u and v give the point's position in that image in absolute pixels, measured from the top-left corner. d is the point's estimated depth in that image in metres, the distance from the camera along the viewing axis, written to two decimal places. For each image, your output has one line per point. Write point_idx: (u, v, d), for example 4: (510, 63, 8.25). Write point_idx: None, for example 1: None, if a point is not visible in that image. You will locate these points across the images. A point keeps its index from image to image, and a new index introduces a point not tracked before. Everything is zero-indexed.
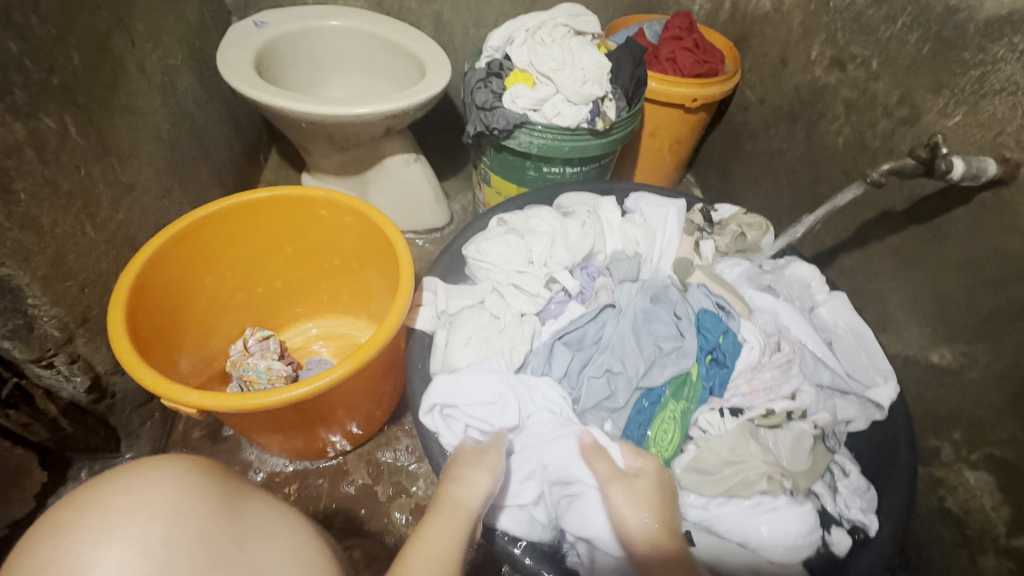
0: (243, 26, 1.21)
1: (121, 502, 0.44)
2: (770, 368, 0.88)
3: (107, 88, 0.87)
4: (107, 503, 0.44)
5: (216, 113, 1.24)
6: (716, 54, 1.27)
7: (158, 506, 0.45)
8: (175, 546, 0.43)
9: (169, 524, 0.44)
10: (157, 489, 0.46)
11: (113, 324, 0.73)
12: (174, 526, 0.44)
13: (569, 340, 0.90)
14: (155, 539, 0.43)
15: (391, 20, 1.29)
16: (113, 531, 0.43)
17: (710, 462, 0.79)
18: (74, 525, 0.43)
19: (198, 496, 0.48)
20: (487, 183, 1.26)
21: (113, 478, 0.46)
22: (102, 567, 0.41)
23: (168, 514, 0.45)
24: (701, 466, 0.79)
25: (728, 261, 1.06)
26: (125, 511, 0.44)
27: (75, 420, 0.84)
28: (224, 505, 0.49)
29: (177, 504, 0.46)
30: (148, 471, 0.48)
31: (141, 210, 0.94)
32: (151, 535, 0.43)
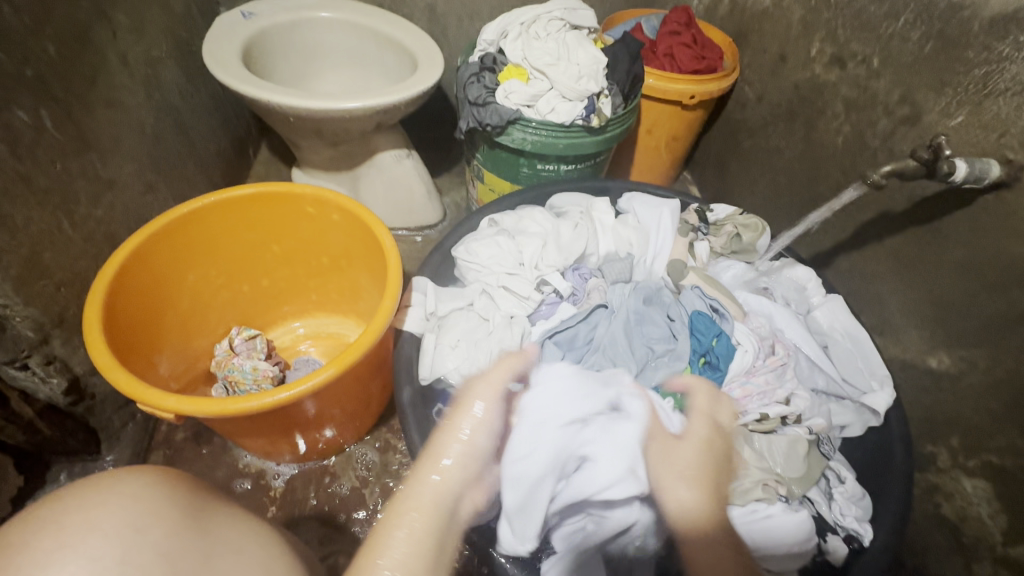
0: (231, 17, 1.18)
1: (77, 519, 0.42)
2: (764, 373, 0.86)
3: (86, 81, 0.84)
4: (62, 521, 0.41)
5: (203, 107, 1.22)
6: (715, 50, 1.25)
7: (118, 522, 0.42)
8: (134, 564, 0.40)
9: (129, 541, 0.42)
10: (117, 505, 0.44)
11: (89, 326, 0.70)
12: (133, 542, 0.42)
13: (560, 340, 0.89)
14: (113, 558, 0.40)
15: (383, 12, 1.26)
16: (67, 549, 0.40)
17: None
18: (26, 546, 0.40)
19: (162, 509, 0.45)
20: (480, 180, 1.24)
21: (71, 495, 0.44)
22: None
23: (127, 530, 0.42)
24: None
25: (722, 262, 1.04)
26: (81, 529, 0.41)
27: (54, 424, 0.81)
28: (191, 521, 0.46)
29: (136, 518, 0.43)
30: (107, 486, 0.45)
31: (123, 206, 0.91)
32: (107, 553, 0.40)
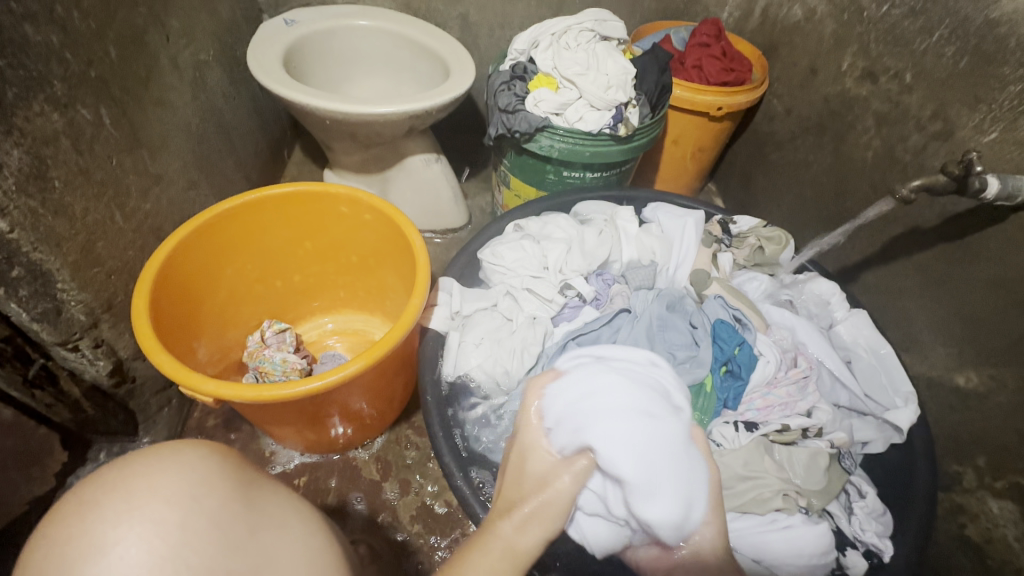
0: (274, 23, 1.24)
1: (141, 483, 0.45)
2: (786, 385, 0.85)
3: (142, 81, 0.89)
4: (130, 484, 0.45)
5: (244, 108, 1.27)
6: (743, 63, 1.26)
7: (178, 488, 0.46)
8: (194, 528, 0.45)
9: (188, 508, 0.45)
10: (178, 471, 0.47)
11: (137, 313, 0.74)
12: (191, 509, 0.45)
13: (583, 342, 0.87)
14: (172, 523, 0.44)
15: (418, 21, 1.30)
16: (134, 511, 0.44)
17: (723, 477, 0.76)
18: (97, 503, 0.44)
19: (216, 479, 0.49)
20: (506, 185, 1.26)
21: (136, 459, 0.47)
22: (122, 546, 0.42)
23: (187, 497, 0.46)
24: None
25: (746, 274, 1.04)
26: (146, 491, 0.45)
27: (96, 403, 0.86)
28: (244, 490, 0.50)
29: (195, 488, 0.47)
30: (169, 452, 0.48)
31: (168, 200, 0.96)
32: (169, 518, 0.44)
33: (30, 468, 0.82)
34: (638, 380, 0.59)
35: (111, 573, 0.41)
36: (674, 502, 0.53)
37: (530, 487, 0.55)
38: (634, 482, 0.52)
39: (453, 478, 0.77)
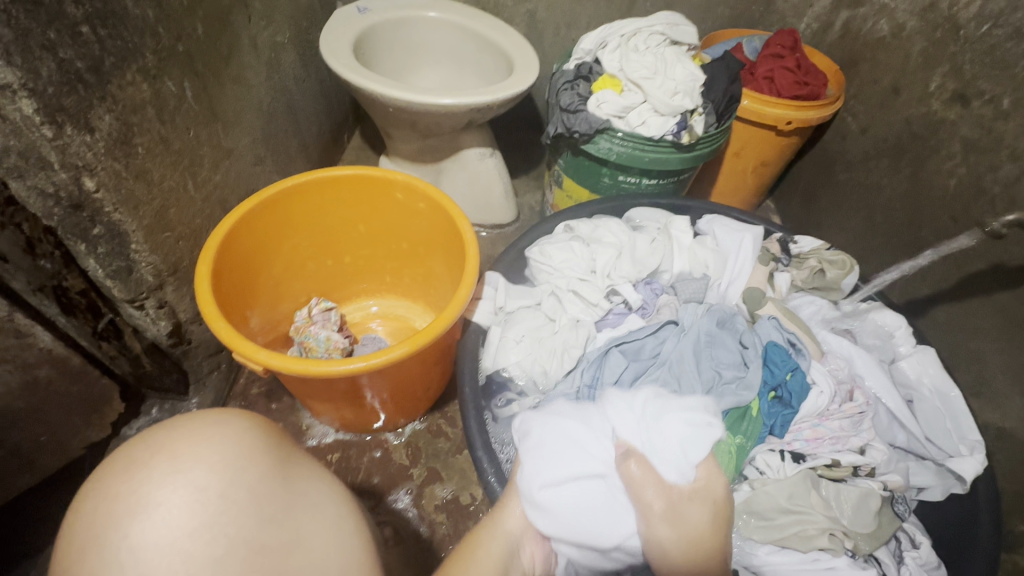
0: (348, 10, 1.27)
1: (187, 448, 0.47)
2: (839, 418, 0.80)
3: (223, 59, 0.93)
4: (178, 449, 0.47)
5: (312, 91, 1.31)
6: (819, 77, 1.20)
7: (220, 459, 0.47)
8: (232, 499, 0.46)
9: (230, 477, 0.47)
10: (221, 443, 0.49)
11: (200, 278, 0.78)
12: (231, 480, 0.47)
13: (626, 350, 0.85)
14: (214, 490, 0.46)
15: (486, 16, 1.30)
16: (180, 476, 0.45)
17: (766, 507, 0.72)
18: (145, 463, 0.46)
19: (257, 452, 0.50)
20: (558, 185, 1.25)
21: (184, 426, 0.49)
22: (164, 508, 0.43)
23: (228, 467, 0.47)
24: (754, 509, 0.73)
25: (803, 297, 0.99)
26: (192, 458, 0.47)
27: (154, 361, 0.91)
28: (283, 467, 0.51)
29: (236, 461, 0.48)
30: (215, 422, 0.50)
31: (236, 174, 1.00)
32: (210, 486, 0.46)
33: (90, 415, 0.87)
34: (562, 431, 0.67)
35: (151, 533, 0.42)
36: (600, 533, 0.62)
37: (517, 519, 0.66)
38: (552, 521, 0.63)
39: (481, 468, 0.77)
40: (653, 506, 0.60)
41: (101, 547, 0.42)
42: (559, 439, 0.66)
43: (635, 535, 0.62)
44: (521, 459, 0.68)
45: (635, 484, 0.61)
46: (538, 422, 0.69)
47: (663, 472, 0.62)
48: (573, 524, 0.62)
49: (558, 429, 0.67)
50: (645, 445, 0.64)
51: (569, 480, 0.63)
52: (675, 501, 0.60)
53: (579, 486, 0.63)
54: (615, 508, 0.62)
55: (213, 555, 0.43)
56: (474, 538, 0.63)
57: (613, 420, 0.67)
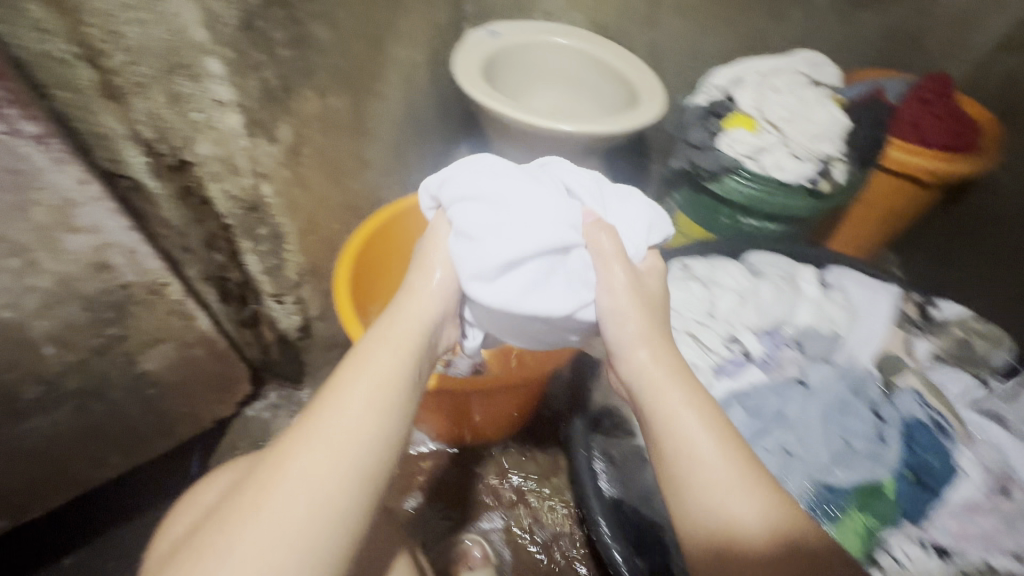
0: (479, 33, 1.32)
1: (198, 493, 0.58)
2: (991, 514, 0.71)
3: (373, 77, 0.99)
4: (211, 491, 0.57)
5: (435, 107, 1.37)
6: (971, 126, 1.12)
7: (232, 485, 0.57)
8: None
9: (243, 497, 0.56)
10: (219, 478, 0.58)
11: (340, 284, 0.83)
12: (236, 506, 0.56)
13: (748, 405, 0.79)
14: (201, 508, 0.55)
15: (610, 45, 1.32)
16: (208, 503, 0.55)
17: None
18: (170, 519, 0.58)
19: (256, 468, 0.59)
20: (668, 219, 1.22)
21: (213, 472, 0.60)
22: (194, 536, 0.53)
23: (216, 488, 0.56)
24: None
25: (950, 371, 0.88)
26: (195, 498, 0.57)
27: (280, 350, 0.98)
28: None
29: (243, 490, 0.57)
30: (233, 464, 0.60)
31: (368, 183, 1.06)
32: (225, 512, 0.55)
33: (223, 395, 0.95)
34: (533, 192, 0.55)
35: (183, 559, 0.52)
36: (551, 302, 0.55)
37: (426, 308, 0.56)
38: (503, 286, 0.53)
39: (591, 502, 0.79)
40: (618, 277, 0.57)
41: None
42: (488, 192, 0.55)
43: (589, 307, 0.57)
44: (449, 213, 0.57)
45: (607, 301, 0.57)
46: (464, 172, 0.58)
47: (621, 243, 0.59)
48: (521, 336, 0.59)
49: (502, 177, 0.56)
50: (603, 212, 0.61)
51: (518, 267, 0.53)
52: (662, 364, 0.55)
53: (519, 281, 0.53)
54: (559, 288, 0.55)
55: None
56: (363, 347, 0.51)
57: (578, 192, 0.61)
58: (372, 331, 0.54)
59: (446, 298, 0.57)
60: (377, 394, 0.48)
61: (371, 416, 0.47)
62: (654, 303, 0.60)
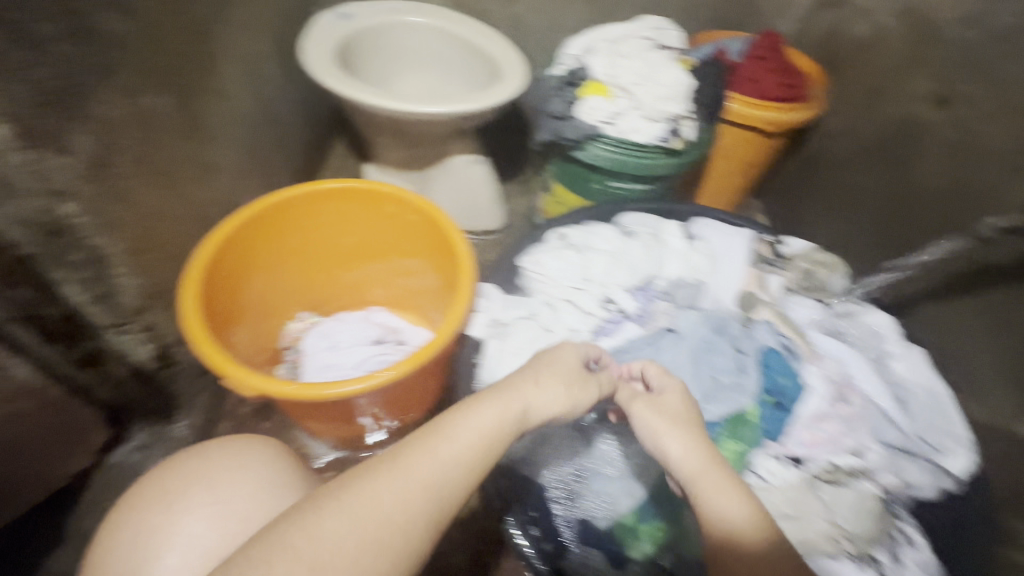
0: (329, 16, 1.24)
1: (208, 473, 0.61)
2: (834, 420, 0.80)
3: (204, 72, 0.90)
4: (209, 477, 0.61)
5: (294, 100, 1.28)
6: (802, 78, 1.22)
7: (244, 494, 0.60)
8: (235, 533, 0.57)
9: (255, 504, 0.59)
10: (244, 477, 0.61)
11: (186, 303, 0.75)
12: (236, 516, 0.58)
13: (624, 360, 0.85)
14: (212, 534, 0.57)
15: (470, 21, 1.29)
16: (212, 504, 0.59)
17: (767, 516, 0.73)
18: (183, 494, 0.59)
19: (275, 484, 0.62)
20: (548, 191, 1.25)
21: (209, 454, 0.64)
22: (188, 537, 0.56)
23: (246, 496, 0.60)
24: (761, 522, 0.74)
25: (796, 297, 0.99)
26: (218, 482, 0.60)
27: (139, 385, 0.88)
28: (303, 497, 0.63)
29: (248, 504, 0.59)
30: (235, 454, 0.64)
31: (220, 189, 0.98)
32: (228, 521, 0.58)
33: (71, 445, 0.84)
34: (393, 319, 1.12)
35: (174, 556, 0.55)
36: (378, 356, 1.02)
37: (540, 399, 0.61)
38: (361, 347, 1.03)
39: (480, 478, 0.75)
40: None
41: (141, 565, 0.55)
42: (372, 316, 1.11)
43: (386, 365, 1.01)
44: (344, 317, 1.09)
45: (648, 434, 0.63)
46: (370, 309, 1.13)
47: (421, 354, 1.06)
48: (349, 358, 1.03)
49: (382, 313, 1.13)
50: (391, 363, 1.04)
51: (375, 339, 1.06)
52: (696, 456, 0.59)
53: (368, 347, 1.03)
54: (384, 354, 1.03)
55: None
56: (431, 424, 0.55)
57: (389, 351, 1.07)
58: (463, 416, 0.56)
59: (562, 396, 0.63)
60: (414, 493, 0.49)
61: (421, 500, 0.49)
62: (687, 413, 0.64)
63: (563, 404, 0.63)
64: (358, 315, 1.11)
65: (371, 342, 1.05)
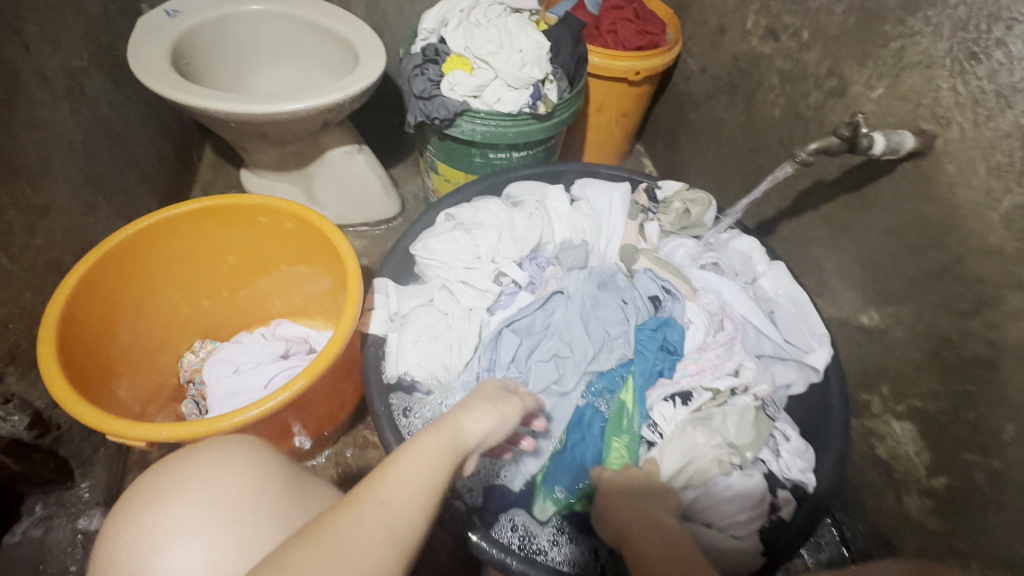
0: (154, 16, 1.12)
1: (191, 473, 0.46)
2: (714, 348, 0.90)
3: (4, 103, 0.80)
4: (200, 473, 0.46)
5: (136, 114, 1.17)
6: (657, 24, 1.28)
7: (235, 486, 0.45)
8: (232, 541, 0.42)
9: (251, 497, 0.45)
10: (229, 466, 0.47)
11: (44, 362, 0.70)
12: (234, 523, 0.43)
13: (518, 327, 0.90)
14: (207, 538, 0.42)
15: (317, 2, 1.21)
16: (201, 501, 0.44)
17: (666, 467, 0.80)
18: (174, 493, 0.45)
19: (269, 478, 0.47)
20: (434, 171, 1.23)
21: (200, 454, 0.48)
22: (179, 553, 0.42)
23: (235, 487, 0.45)
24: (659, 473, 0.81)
25: (672, 241, 1.07)
26: (197, 478, 0.46)
27: (20, 458, 0.80)
28: (294, 484, 0.49)
29: (246, 501, 0.45)
30: (215, 451, 0.48)
31: (62, 230, 0.89)
32: (222, 520, 0.43)
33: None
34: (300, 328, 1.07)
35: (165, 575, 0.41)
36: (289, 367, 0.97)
37: (474, 426, 0.54)
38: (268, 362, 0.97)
39: None
40: None
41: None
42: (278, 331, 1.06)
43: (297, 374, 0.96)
44: (245, 338, 1.02)
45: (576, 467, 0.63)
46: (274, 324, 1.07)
47: None
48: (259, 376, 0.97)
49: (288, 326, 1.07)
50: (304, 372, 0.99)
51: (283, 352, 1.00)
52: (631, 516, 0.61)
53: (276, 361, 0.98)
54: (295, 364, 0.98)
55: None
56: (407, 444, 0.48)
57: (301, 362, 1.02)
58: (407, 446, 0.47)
59: (499, 418, 0.58)
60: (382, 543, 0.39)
61: (419, 496, 0.43)
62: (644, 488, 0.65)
63: (493, 429, 0.56)
64: (261, 332, 1.05)
65: (277, 359, 0.98)
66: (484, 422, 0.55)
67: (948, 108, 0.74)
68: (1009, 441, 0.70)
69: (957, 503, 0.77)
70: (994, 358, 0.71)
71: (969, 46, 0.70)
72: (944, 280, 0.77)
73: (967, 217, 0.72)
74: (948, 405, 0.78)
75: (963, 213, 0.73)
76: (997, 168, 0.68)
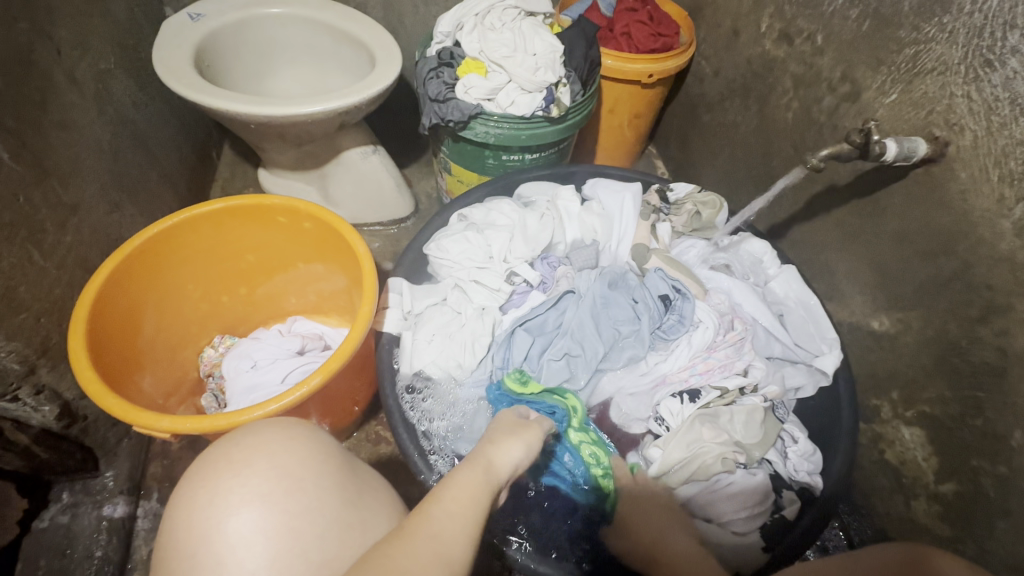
0: (178, 19, 1.15)
1: (259, 447, 0.54)
2: (724, 347, 0.92)
3: (37, 105, 0.83)
4: (267, 445, 0.55)
5: (159, 115, 1.20)
6: (671, 27, 1.28)
7: (299, 460, 0.54)
8: (296, 508, 0.51)
9: (312, 473, 0.54)
10: (289, 446, 0.55)
11: (75, 355, 0.73)
12: (296, 494, 0.51)
13: (530, 326, 0.92)
14: (271, 508, 0.50)
15: (335, 5, 1.23)
16: (272, 468, 0.53)
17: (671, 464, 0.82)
18: (246, 462, 0.53)
19: (324, 455, 0.56)
20: (447, 171, 1.25)
21: (262, 437, 0.56)
22: (246, 522, 0.49)
23: (295, 465, 0.54)
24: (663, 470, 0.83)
25: (685, 241, 1.08)
26: (263, 452, 0.54)
27: (49, 447, 0.84)
28: (346, 468, 0.57)
29: (307, 474, 0.53)
30: (275, 432, 0.57)
31: (90, 228, 0.92)
32: (289, 488, 0.52)
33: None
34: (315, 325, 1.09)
35: (237, 537, 0.48)
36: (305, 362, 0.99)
37: (510, 452, 0.55)
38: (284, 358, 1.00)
39: (413, 462, 0.79)
40: None
41: (195, 549, 0.48)
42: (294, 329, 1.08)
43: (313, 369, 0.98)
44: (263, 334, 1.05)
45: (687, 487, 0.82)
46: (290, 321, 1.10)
47: None
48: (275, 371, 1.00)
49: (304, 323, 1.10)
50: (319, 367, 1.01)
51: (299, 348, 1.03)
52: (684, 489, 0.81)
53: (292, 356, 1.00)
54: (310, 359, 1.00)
55: (282, 556, 0.48)
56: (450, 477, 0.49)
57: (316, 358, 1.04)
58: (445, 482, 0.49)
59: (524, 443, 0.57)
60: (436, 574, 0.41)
61: (466, 525, 0.45)
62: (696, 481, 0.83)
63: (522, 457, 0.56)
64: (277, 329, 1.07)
65: (293, 355, 1.01)
66: (513, 453, 0.55)
67: (962, 116, 0.74)
68: (1017, 448, 0.71)
69: (965, 508, 0.78)
70: (1003, 365, 0.71)
71: (983, 54, 0.70)
72: (954, 286, 0.77)
73: (978, 224, 0.73)
74: (956, 411, 0.78)
75: (974, 220, 0.73)
76: (1009, 175, 0.68)
